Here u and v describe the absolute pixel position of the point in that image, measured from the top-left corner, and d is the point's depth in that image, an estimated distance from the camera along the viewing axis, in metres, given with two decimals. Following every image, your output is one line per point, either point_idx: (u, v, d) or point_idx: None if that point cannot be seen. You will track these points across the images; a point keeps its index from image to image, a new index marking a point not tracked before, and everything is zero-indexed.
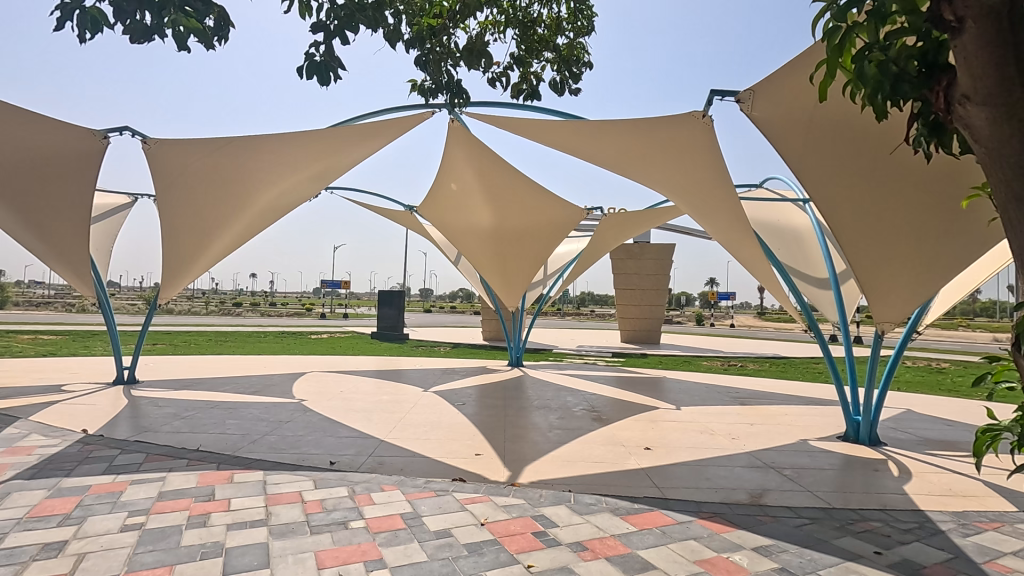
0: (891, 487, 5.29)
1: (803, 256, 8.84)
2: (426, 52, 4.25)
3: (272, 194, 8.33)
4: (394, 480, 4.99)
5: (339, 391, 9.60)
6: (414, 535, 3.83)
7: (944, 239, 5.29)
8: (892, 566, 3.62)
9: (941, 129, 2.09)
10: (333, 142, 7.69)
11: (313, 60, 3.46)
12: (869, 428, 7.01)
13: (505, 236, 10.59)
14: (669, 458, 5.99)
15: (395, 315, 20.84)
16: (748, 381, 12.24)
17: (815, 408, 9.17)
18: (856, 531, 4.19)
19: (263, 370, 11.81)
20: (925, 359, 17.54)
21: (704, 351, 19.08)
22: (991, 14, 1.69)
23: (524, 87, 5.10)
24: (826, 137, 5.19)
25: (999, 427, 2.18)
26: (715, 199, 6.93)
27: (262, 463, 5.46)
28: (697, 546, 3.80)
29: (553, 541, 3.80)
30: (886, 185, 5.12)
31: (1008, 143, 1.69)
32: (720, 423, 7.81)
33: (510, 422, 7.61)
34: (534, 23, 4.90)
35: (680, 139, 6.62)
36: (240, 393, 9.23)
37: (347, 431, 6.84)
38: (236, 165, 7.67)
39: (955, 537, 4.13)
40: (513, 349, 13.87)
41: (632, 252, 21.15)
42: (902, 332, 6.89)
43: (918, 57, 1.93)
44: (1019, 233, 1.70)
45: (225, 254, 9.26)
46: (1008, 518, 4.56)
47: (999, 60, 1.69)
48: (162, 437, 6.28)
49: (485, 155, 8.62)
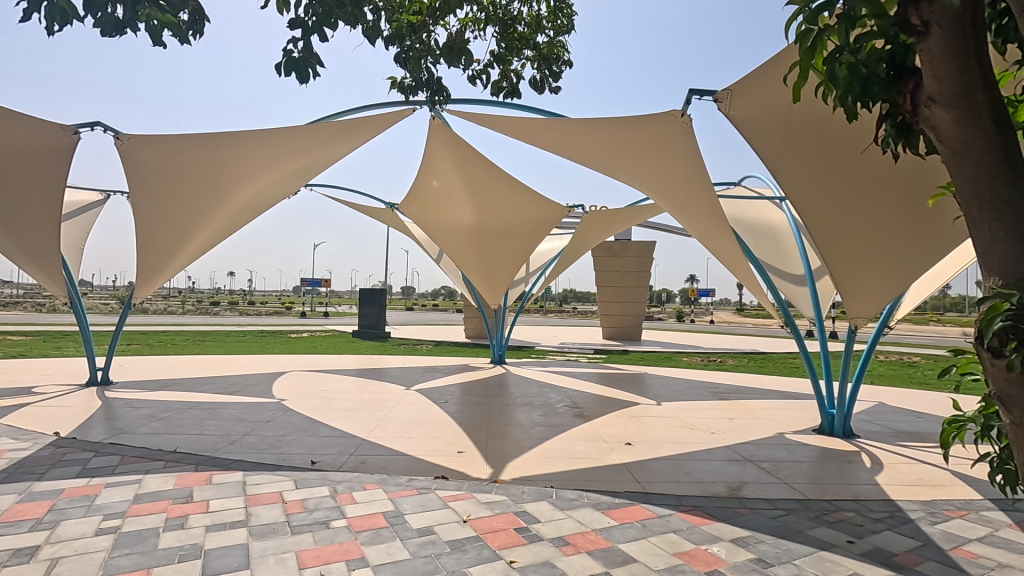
0: (864, 478, 5.43)
1: (779, 254, 9.06)
2: (405, 49, 4.19)
3: (250, 191, 8.20)
4: (376, 479, 4.98)
5: (321, 390, 9.55)
6: (397, 533, 3.83)
7: (914, 239, 5.42)
8: (864, 554, 3.72)
9: (909, 130, 2.15)
10: (310, 140, 7.62)
11: (291, 57, 3.39)
12: (843, 420, 7.19)
13: (487, 234, 10.66)
14: (649, 453, 6.08)
15: (377, 313, 20.72)
16: (727, 376, 12.48)
17: (790, 402, 9.38)
18: (830, 522, 4.30)
19: (242, 370, 11.63)
20: (897, 353, 17.92)
21: (685, 347, 19.36)
22: (955, 20, 1.74)
23: (503, 85, 5.08)
24: (801, 135, 5.30)
25: (964, 419, 2.26)
26: (695, 198, 7.01)
27: (241, 464, 5.39)
28: (677, 539, 3.87)
29: (535, 536, 3.84)
30: (862, 187, 5.25)
31: (974, 145, 1.73)
32: (700, 418, 7.95)
33: (492, 418, 7.65)
34: (514, 21, 4.89)
35: (661, 137, 6.68)
36: (217, 393, 9.11)
37: (328, 430, 6.82)
38: (213, 162, 7.56)
39: (924, 525, 4.26)
40: (496, 347, 13.87)
41: (614, 250, 21.39)
42: (876, 328, 7.00)
43: (887, 59, 1.98)
44: (984, 234, 1.74)
45: (202, 253, 9.07)
46: (974, 506, 4.73)
47: (962, 65, 1.74)
48: (138, 439, 6.17)
49: (467, 151, 8.59)
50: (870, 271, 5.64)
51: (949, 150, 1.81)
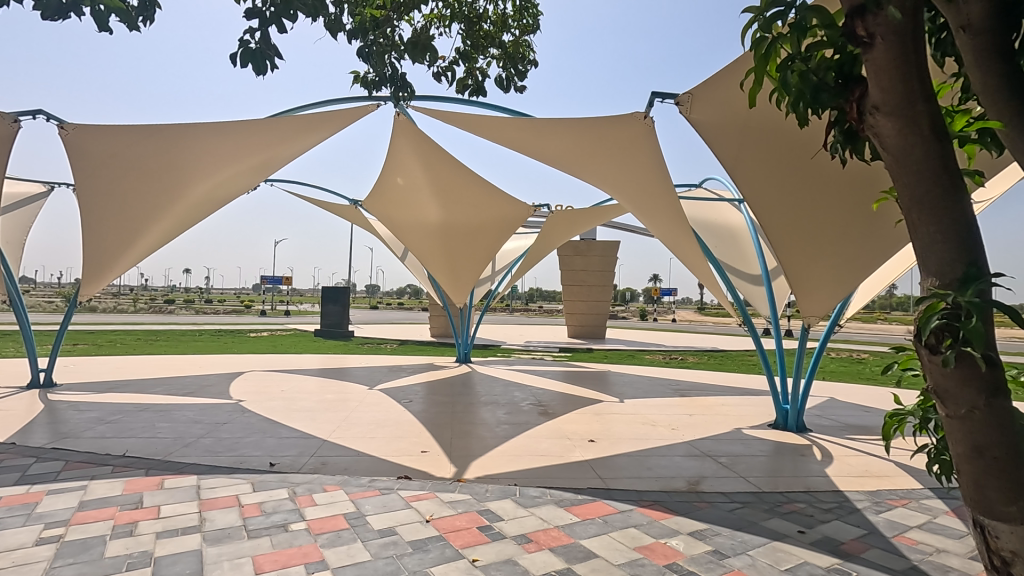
0: (815, 470, 5.65)
1: (737, 255, 9.32)
2: (369, 43, 4.10)
3: (206, 186, 7.93)
4: (337, 480, 4.90)
5: (281, 391, 9.33)
6: (358, 535, 3.78)
7: (861, 242, 5.66)
8: (814, 544, 3.87)
9: (855, 137, 2.25)
10: (271, 134, 7.44)
11: (248, 47, 3.28)
12: (797, 415, 7.46)
13: (453, 232, 10.61)
14: (612, 449, 6.18)
15: (340, 311, 20.36)
16: (688, 373, 12.78)
17: (747, 399, 9.68)
18: (783, 513, 4.46)
19: (198, 371, 11.24)
20: (847, 350, 18.73)
21: (648, 345, 19.74)
22: (896, 33, 1.82)
23: (469, 83, 5.06)
24: (757, 138, 5.46)
25: (903, 412, 2.39)
26: (657, 199, 7.16)
27: (196, 467, 5.22)
28: (637, 534, 3.94)
29: (498, 534, 3.85)
30: (814, 192, 5.46)
31: (914, 152, 1.81)
32: (662, 415, 8.12)
33: (457, 417, 7.63)
34: (480, 19, 4.87)
35: (625, 138, 6.78)
36: (171, 394, 8.77)
37: (288, 431, 6.66)
38: (168, 155, 7.29)
39: (870, 514, 4.47)
40: (461, 346, 13.81)
41: (579, 250, 21.59)
42: (828, 327, 7.29)
43: (835, 68, 2.06)
44: (921, 236, 1.84)
45: (154, 249, 8.72)
46: (915, 495, 4.98)
47: (903, 75, 1.82)
48: (84, 444, 5.89)
49: (433, 148, 8.52)
50: (821, 271, 5.87)
51: (891, 156, 1.89)
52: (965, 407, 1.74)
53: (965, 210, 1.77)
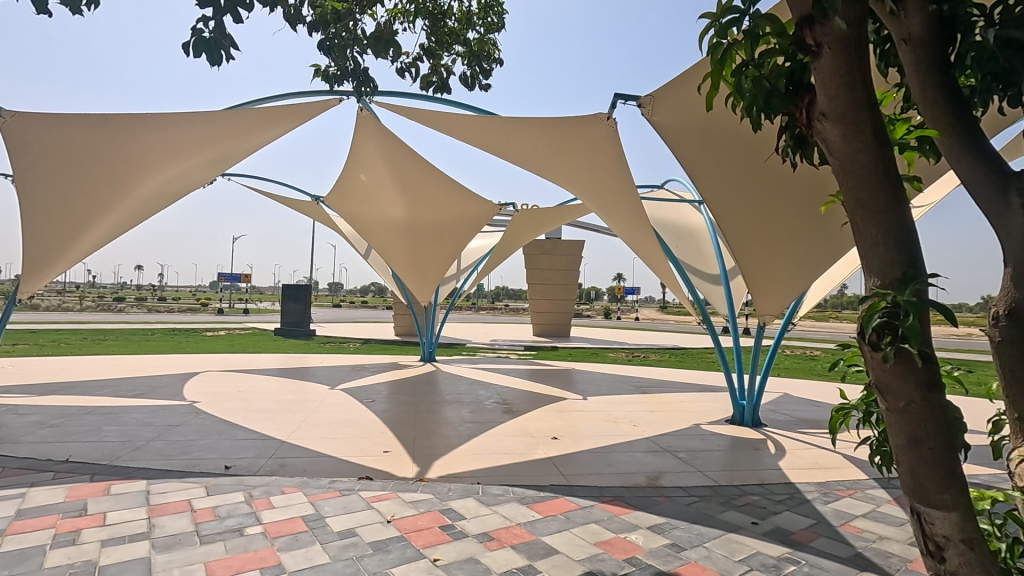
0: (769, 464, 5.85)
1: (697, 255, 9.54)
2: (330, 36, 4.02)
3: (159, 179, 7.62)
4: (296, 482, 4.79)
5: (239, 391, 9.06)
6: (316, 537, 3.71)
7: (813, 244, 5.87)
8: (766, 534, 4.01)
9: (804, 142, 2.33)
10: (228, 127, 7.21)
11: (200, 36, 3.17)
12: (753, 411, 7.70)
13: (418, 230, 10.51)
14: (575, 446, 6.25)
15: (301, 310, 19.91)
16: (650, 370, 13.04)
17: (706, 395, 9.94)
18: (738, 505, 4.60)
19: (149, 372, 10.80)
20: (800, 347, 19.46)
21: (612, 343, 20.03)
22: (843, 43, 1.88)
23: (433, 79, 5.02)
24: (715, 142, 5.60)
25: (848, 406, 2.49)
26: (621, 199, 7.28)
27: (145, 472, 5.02)
28: (597, 529, 4.00)
29: (460, 533, 3.84)
30: (769, 194, 5.64)
31: (858, 158, 1.88)
32: (624, 412, 8.25)
33: (421, 416, 7.57)
34: (445, 15, 4.84)
35: (589, 139, 6.85)
36: (120, 396, 8.40)
37: (245, 433, 6.47)
38: (117, 146, 6.98)
39: (819, 505, 4.66)
40: (426, 345, 13.70)
41: (545, 249, 21.71)
42: (782, 325, 7.54)
43: (787, 75, 2.13)
44: (865, 238, 1.92)
45: (102, 244, 8.33)
46: (861, 485, 5.22)
47: (849, 83, 1.88)
48: (23, 449, 5.59)
49: (397, 145, 8.42)
50: (775, 271, 6.07)
51: (837, 161, 1.96)
52: (904, 401, 1.82)
53: (905, 215, 1.87)
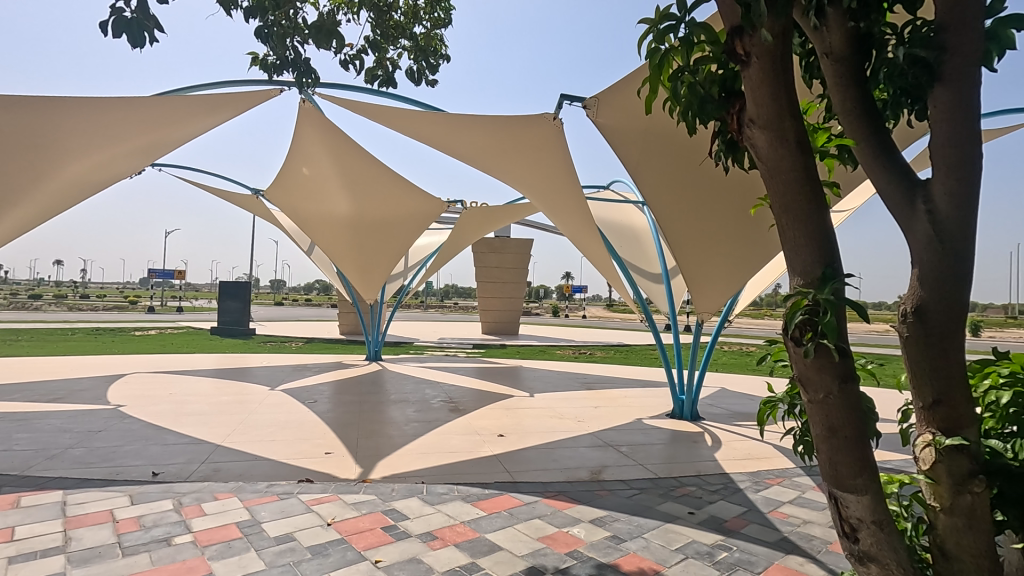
0: (705, 456, 6.10)
1: (641, 254, 9.80)
2: (268, 24, 3.85)
3: (79, 167, 7.11)
4: (230, 487, 4.60)
5: (170, 394, 8.58)
6: (251, 544, 3.57)
7: (746, 244, 6.15)
8: (701, 523, 4.18)
9: (736, 147, 2.43)
10: (159, 114, 6.82)
11: (121, 16, 2.98)
12: (691, 405, 8.00)
13: (363, 226, 10.28)
14: (520, 443, 6.30)
15: (240, 308, 19.08)
16: (596, 367, 13.31)
17: (648, 390, 10.24)
18: (676, 496, 4.77)
19: (68, 374, 10.06)
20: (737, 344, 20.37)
21: (559, 340, 20.31)
22: (770, 53, 1.97)
23: (378, 73, 4.92)
24: (657, 144, 5.76)
25: (776, 399, 2.63)
26: (567, 198, 7.38)
27: (61, 482, 4.67)
28: (541, 524, 4.05)
29: (403, 534, 3.80)
30: (706, 196, 5.86)
31: (783, 164, 1.98)
32: (569, 408, 8.38)
33: (365, 416, 7.42)
34: (390, 8, 4.75)
35: (537, 138, 6.91)
36: (34, 401, 7.79)
37: (175, 437, 6.14)
38: (30, 131, 6.45)
39: (750, 493, 4.89)
40: (372, 343, 13.43)
41: (494, 247, 21.73)
42: (719, 322, 7.87)
43: (720, 83, 2.22)
44: (789, 240, 2.03)
45: (14, 237, 7.68)
46: (788, 473, 5.52)
47: (775, 92, 1.97)
48: None
49: (341, 138, 8.20)
50: (712, 271, 6.32)
51: (764, 166, 2.06)
52: (823, 392, 1.94)
53: (823, 218, 1.99)
